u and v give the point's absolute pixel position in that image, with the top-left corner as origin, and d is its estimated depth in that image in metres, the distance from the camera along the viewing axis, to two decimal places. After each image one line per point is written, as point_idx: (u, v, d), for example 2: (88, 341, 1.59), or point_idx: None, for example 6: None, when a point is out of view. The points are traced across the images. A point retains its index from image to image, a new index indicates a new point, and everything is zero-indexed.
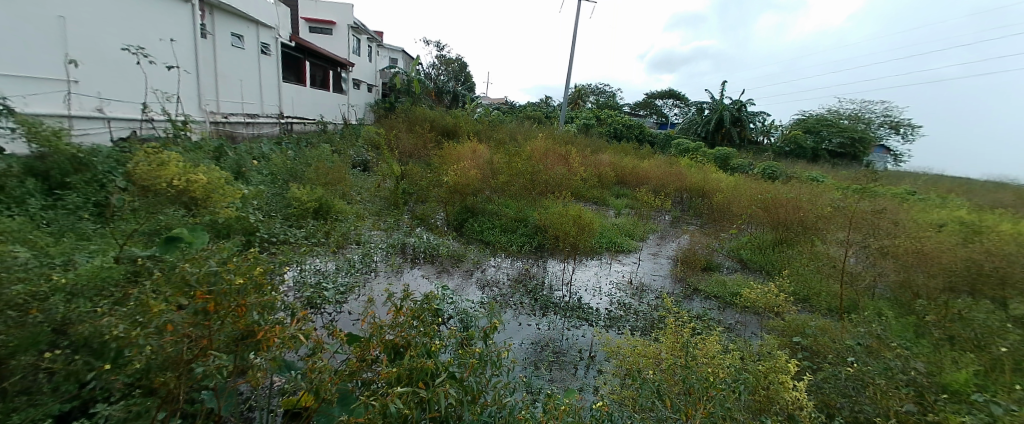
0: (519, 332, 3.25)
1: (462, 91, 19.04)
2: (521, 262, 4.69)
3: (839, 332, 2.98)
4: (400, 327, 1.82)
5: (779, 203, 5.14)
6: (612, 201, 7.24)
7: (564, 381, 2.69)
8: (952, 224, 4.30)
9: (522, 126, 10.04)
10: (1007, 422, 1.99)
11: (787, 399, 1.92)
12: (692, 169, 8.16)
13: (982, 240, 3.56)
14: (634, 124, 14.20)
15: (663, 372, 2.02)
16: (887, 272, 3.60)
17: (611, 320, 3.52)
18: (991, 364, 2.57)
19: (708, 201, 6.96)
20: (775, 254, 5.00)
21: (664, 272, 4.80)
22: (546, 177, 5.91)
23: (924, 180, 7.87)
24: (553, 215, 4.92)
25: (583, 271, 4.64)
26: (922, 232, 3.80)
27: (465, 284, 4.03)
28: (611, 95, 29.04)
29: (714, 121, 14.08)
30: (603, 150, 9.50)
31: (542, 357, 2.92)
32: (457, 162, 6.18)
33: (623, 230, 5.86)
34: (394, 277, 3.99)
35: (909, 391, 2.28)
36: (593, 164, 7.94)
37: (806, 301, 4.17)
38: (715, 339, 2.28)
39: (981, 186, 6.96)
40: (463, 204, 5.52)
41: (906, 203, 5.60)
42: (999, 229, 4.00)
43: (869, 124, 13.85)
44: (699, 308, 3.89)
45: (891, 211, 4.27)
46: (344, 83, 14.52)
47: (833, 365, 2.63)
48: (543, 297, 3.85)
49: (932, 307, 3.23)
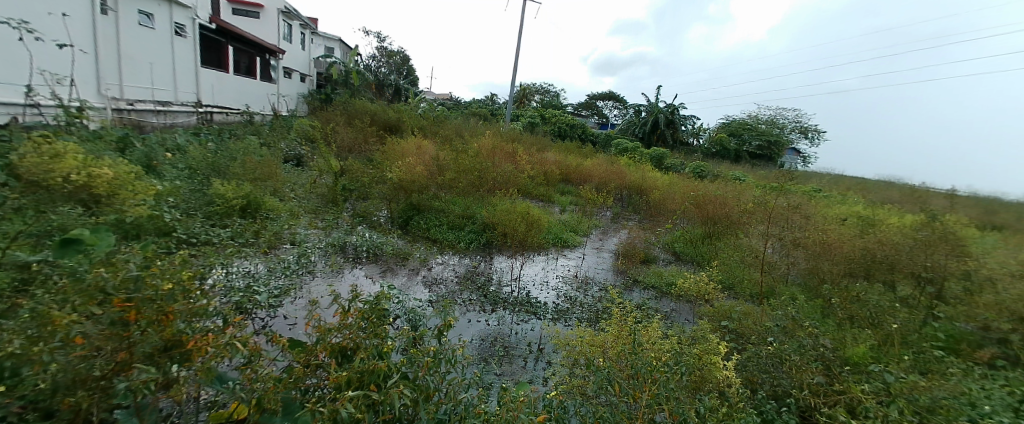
0: (469, 329, 3.24)
1: (404, 85, 18.39)
2: (469, 259, 4.68)
3: (760, 315, 3.32)
4: (348, 329, 1.73)
5: (709, 200, 5.60)
6: (557, 198, 7.43)
7: (513, 374, 2.73)
8: (851, 218, 4.96)
9: (468, 122, 9.93)
10: (897, 391, 2.46)
11: (719, 378, 2.20)
12: (631, 168, 8.59)
13: (875, 232, 4.18)
14: (577, 124, 14.65)
15: (611, 359, 2.09)
16: (799, 260, 4.21)
17: (558, 313, 3.63)
18: (883, 338, 3.12)
19: (646, 198, 7.34)
20: (704, 247, 5.39)
21: (607, 266, 5.02)
22: (493, 175, 5.87)
23: (829, 179, 8.98)
24: (501, 213, 4.93)
25: (531, 266, 4.72)
26: (828, 226, 4.41)
27: (414, 284, 3.92)
28: (554, 94, 29.76)
29: (650, 123, 14.94)
30: (547, 148, 9.68)
31: (493, 353, 2.94)
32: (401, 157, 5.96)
33: (568, 226, 6.04)
34: (333, 278, 3.78)
35: (818, 365, 2.66)
36: (540, 162, 8.06)
37: (732, 288, 4.52)
38: (655, 326, 2.44)
39: (871, 183, 8.07)
40: (408, 201, 5.35)
41: (813, 199, 6.34)
42: (887, 222, 4.68)
43: (783, 129, 15.55)
44: (639, 298, 4.13)
45: (803, 207, 4.84)
46: (273, 72, 13.48)
47: (756, 345, 2.94)
48: (492, 293, 3.88)
49: (836, 290, 3.73)
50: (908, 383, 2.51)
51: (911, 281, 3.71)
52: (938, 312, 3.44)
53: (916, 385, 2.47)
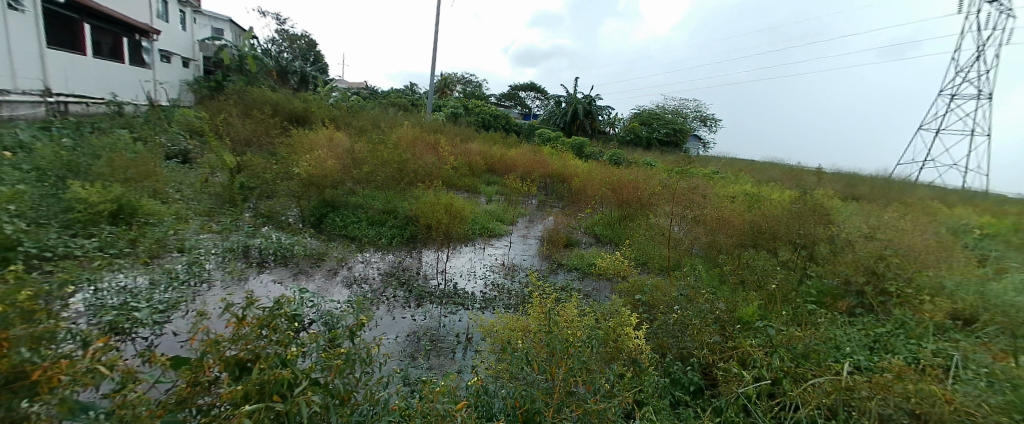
0: (394, 326, 3.12)
1: (312, 73, 16.94)
2: (393, 255, 4.52)
3: (668, 287, 3.63)
4: (244, 340, 1.56)
5: (623, 185, 6.01)
6: (483, 188, 7.44)
7: (442, 366, 2.69)
8: (741, 196, 5.63)
9: (385, 113, 9.45)
10: (777, 341, 2.88)
11: (631, 346, 2.48)
12: (553, 157, 8.84)
13: (757, 207, 4.85)
14: (500, 114, 14.71)
15: (531, 341, 2.13)
16: (700, 235, 4.63)
17: (486, 301, 3.64)
18: (767, 297, 3.60)
19: (568, 185, 7.61)
20: (621, 228, 5.76)
21: (533, 252, 5.15)
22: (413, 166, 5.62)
23: (724, 162, 10.08)
24: (423, 206, 4.74)
25: (458, 258, 4.67)
26: (722, 204, 4.96)
27: (332, 284, 3.69)
28: (476, 85, 29.55)
29: (570, 113, 15.52)
30: (471, 139, 9.60)
31: (420, 347, 2.87)
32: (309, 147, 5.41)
33: (494, 216, 6.06)
34: (235, 285, 3.40)
35: (716, 326, 3.00)
36: (464, 153, 7.96)
37: (644, 264, 4.93)
38: (573, 305, 2.55)
39: (757, 165, 9.23)
40: (321, 198, 5.04)
41: (712, 181, 7.07)
42: (769, 198, 5.39)
43: (686, 118, 17.14)
44: (563, 280, 4.31)
45: (701, 188, 5.40)
46: (148, 55, 11.63)
47: (664, 313, 3.22)
48: (418, 287, 3.78)
49: (729, 260, 4.23)
50: (788, 335, 2.90)
51: (789, 247, 4.30)
52: (810, 271, 4.08)
53: (798, 335, 2.88)
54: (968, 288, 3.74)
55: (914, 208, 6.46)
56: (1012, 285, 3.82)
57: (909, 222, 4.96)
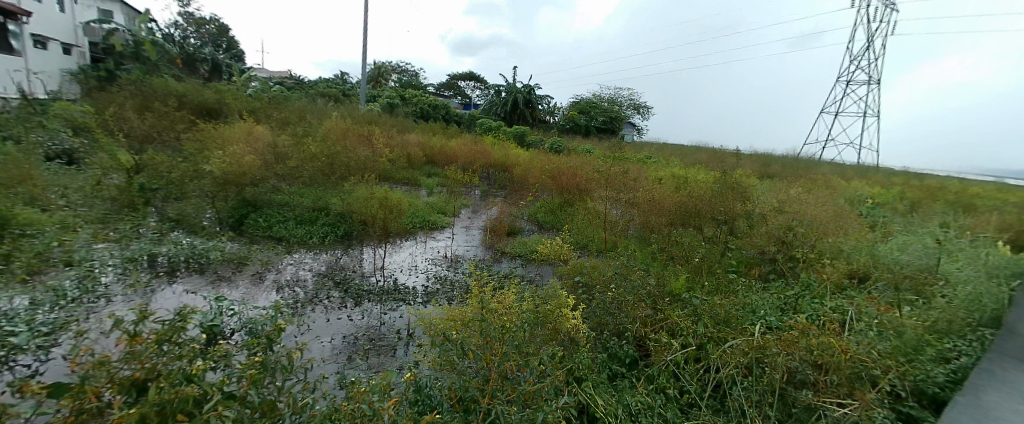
0: (329, 329, 2.96)
1: (228, 62, 15.46)
2: (327, 254, 4.29)
3: (605, 268, 3.79)
4: (139, 358, 1.39)
5: (562, 172, 6.16)
6: (423, 181, 7.28)
7: (383, 366, 2.58)
8: (669, 178, 6.02)
9: (313, 104, 8.87)
10: (700, 309, 3.12)
11: (568, 327, 2.58)
12: (494, 146, 8.81)
13: (682, 187, 5.26)
14: (439, 104, 14.38)
15: (465, 331, 2.11)
16: (634, 217, 4.89)
17: (428, 295, 3.56)
18: (694, 270, 3.94)
19: (510, 174, 7.63)
20: (562, 214, 5.87)
21: (476, 242, 5.12)
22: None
23: (657, 147, 10.66)
24: (357, 200, 4.55)
25: (398, 253, 4.53)
26: (653, 186, 5.30)
27: (259, 289, 3.43)
28: (413, 74, 28.63)
29: (510, 102, 15.56)
30: (408, 130, 9.30)
31: (357, 348, 2.75)
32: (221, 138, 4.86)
33: (436, 208, 5.95)
34: (141, 299, 3.06)
35: (647, 301, 3.19)
36: (401, 144, 7.70)
37: (585, 247, 5.05)
38: (511, 293, 2.57)
39: (684, 150, 9.88)
40: (241, 197, 4.71)
41: (646, 165, 7.43)
42: (694, 179, 5.79)
43: (621, 106, 17.88)
44: (507, 268, 4.34)
45: (633, 173, 5.73)
46: (15, 41, 9.95)
47: (600, 292, 3.37)
48: (355, 286, 3.62)
49: (660, 239, 4.50)
50: (706, 304, 3.16)
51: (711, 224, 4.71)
52: (732, 244, 4.40)
53: (716, 303, 3.16)
54: (858, 252, 4.28)
55: (816, 183, 7.24)
56: (893, 247, 4.41)
57: (812, 195, 5.56)
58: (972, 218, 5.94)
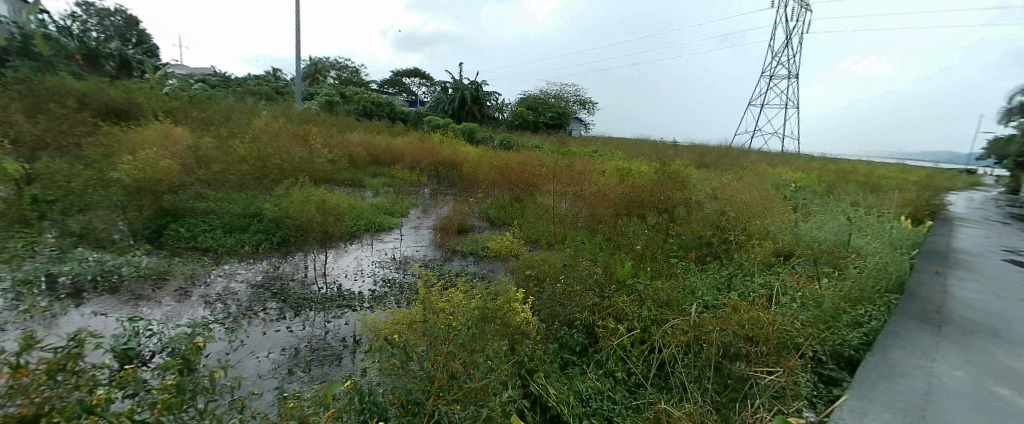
0: (265, 343, 2.78)
1: (139, 57, 13.98)
2: (263, 264, 4.03)
3: (554, 260, 3.86)
4: (24, 393, 1.22)
5: (511, 168, 6.15)
6: (367, 182, 7.09)
7: (327, 376, 2.46)
8: (612, 170, 6.27)
9: (242, 102, 8.25)
10: (644, 294, 3.28)
11: (518, 321, 2.61)
12: (442, 144, 8.68)
13: (626, 179, 5.51)
14: (383, 102, 13.92)
15: (408, 333, 2.06)
16: (581, 209, 5.10)
17: (375, 299, 3.44)
18: (638, 255, 4.15)
19: (459, 171, 7.56)
20: (512, 209, 5.91)
21: (426, 242, 5.03)
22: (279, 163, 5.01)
23: (602, 141, 11.02)
24: (291, 204, 4.26)
25: (343, 258, 4.34)
26: (598, 179, 5.52)
27: (184, 306, 3.15)
28: (355, 71, 27.51)
29: (458, 99, 15.41)
30: (350, 129, 8.92)
31: (298, 361, 2.60)
32: (131, 141, 4.37)
33: (382, 209, 5.77)
34: (39, 326, 2.70)
35: (595, 290, 3.30)
36: (343, 143, 7.37)
37: (536, 241, 5.14)
38: (458, 292, 2.54)
39: (627, 143, 10.29)
40: (158, 206, 4.30)
41: (593, 159, 7.65)
42: (637, 171, 6.05)
43: (568, 102, 18.29)
44: (458, 266, 4.29)
45: (579, 168, 5.93)
46: None
47: (550, 284, 3.44)
48: (295, 296, 3.42)
49: (607, 229, 4.65)
50: (648, 289, 3.33)
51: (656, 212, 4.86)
52: (672, 231, 4.67)
53: (658, 287, 3.32)
54: (781, 232, 4.69)
55: (746, 171, 7.81)
56: (812, 226, 4.87)
57: (741, 182, 5.99)
58: (873, 197, 6.72)
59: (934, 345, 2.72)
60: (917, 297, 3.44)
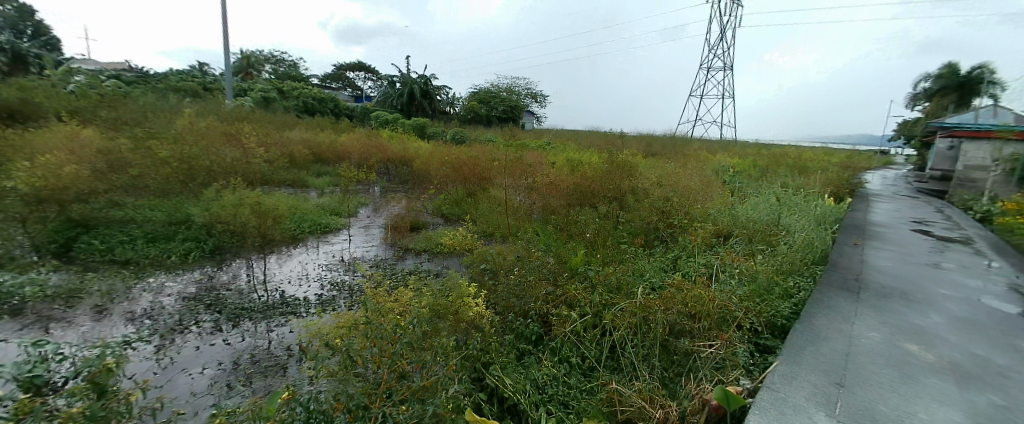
0: (199, 359, 2.58)
1: (33, 50, 12.37)
2: (196, 274, 3.74)
3: (508, 252, 3.87)
4: None
5: (463, 162, 6.10)
6: (312, 182, 6.84)
7: (270, 388, 2.33)
8: (563, 162, 6.42)
9: (163, 99, 7.54)
10: (596, 280, 3.39)
11: (471, 315, 2.61)
12: (391, 140, 8.43)
13: (578, 170, 5.63)
14: (326, 98, 13.30)
15: (352, 335, 1.98)
16: (536, 201, 5.22)
17: (322, 304, 3.30)
18: (591, 243, 4.25)
19: (410, 167, 7.39)
20: (466, 204, 5.86)
21: (377, 242, 4.88)
22: (209, 164, 4.67)
23: (554, 133, 11.20)
24: (223, 208, 4.00)
25: (286, 263, 4.12)
26: (550, 171, 5.62)
27: (102, 325, 2.86)
28: (294, 65, 26.04)
29: (406, 94, 15.02)
30: (290, 127, 8.44)
31: (237, 375, 2.44)
32: (29, 144, 3.86)
33: (328, 210, 5.54)
34: None
35: (548, 280, 3.36)
36: (282, 142, 6.97)
37: (491, 235, 5.09)
38: (407, 290, 2.49)
39: (577, 135, 10.54)
40: (67, 216, 3.83)
41: (545, 151, 7.76)
42: (586, 161, 6.22)
43: (519, 95, 18.38)
44: (412, 264, 4.20)
45: (530, 162, 6.02)
46: None
47: (505, 276, 3.45)
48: (232, 307, 3.20)
49: (560, 219, 4.75)
50: (599, 275, 3.44)
51: (606, 201, 5.11)
52: (622, 218, 4.83)
53: (608, 273, 3.45)
54: (721, 213, 4.98)
55: (688, 158, 8.24)
56: (748, 207, 5.23)
57: (685, 169, 6.30)
58: (800, 178, 7.30)
59: (852, 309, 3.02)
60: (838, 267, 3.81)
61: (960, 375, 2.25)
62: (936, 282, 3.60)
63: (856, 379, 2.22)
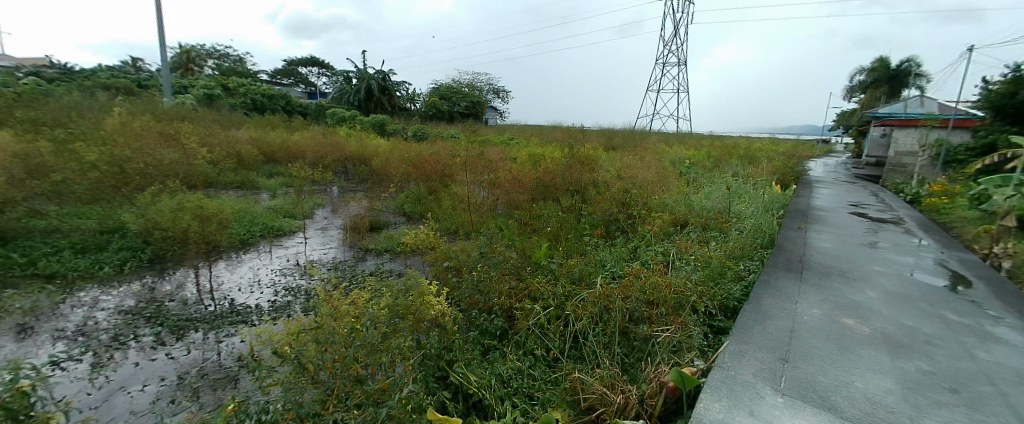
0: (139, 376, 2.41)
1: None
2: (135, 286, 3.48)
3: (472, 250, 3.83)
4: None
5: (424, 159, 5.98)
6: (262, 183, 6.52)
7: (219, 402, 2.21)
8: (524, 157, 6.46)
9: (88, 97, 6.91)
10: (558, 273, 3.44)
11: (432, 314, 2.58)
12: (348, 138, 8.16)
13: (541, 165, 5.67)
14: (276, 94, 12.68)
15: (302, 342, 1.91)
16: (500, 197, 5.23)
17: (276, 311, 3.16)
18: (553, 236, 4.31)
19: (369, 166, 7.19)
20: (427, 202, 5.79)
21: (335, 243, 4.73)
22: (142, 166, 4.33)
23: (517, 129, 11.24)
24: (158, 212, 3.67)
25: (237, 270, 3.91)
26: (512, 169, 5.67)
27: (25, 346, 2.61)
28: (240, 60, 24.63)
29: (363, 90, 14.59)
30: (236, 126, 7.99)
31: (182, 391, 2.29)
32: None
33: (281, 212, 5.32)
34: None
35: (512, 275, 3.37)
36: (228, 141, 6.61)
37: (455, 232, 5.06)
38: (363, 292, 2.42)
39: (538, 130, 10.63)
40: None
41: (508, 147, 7.77)
42: (548, 156, 6.28)
43: (481, 91, 18.29)
44: (374, 265, 4.10)
45: (492, 158, 6.01)
46: None
47: (469, 273, 3.44)
48: (176, 319, 3.01)
49: (522, 214, 4.78)
50: (561, 268, 3.50)
51: (567, 195, 5.17)
52: (584, 211, 4.91)
53: (569, 266, 3.51)
54: (677, 203, 5.16)
55: (646, 151, 8.49)
56: (702, 196, 5.45)
57: (643, 161, 6.49)
58: (750, 168, 7.70)
59: (796, 289, 3.23)
60: (784, 250, 4.05)
61: (891, 345, 2.46)
62: (873, 260, 3.91)
63: (799, 354, 2.38)
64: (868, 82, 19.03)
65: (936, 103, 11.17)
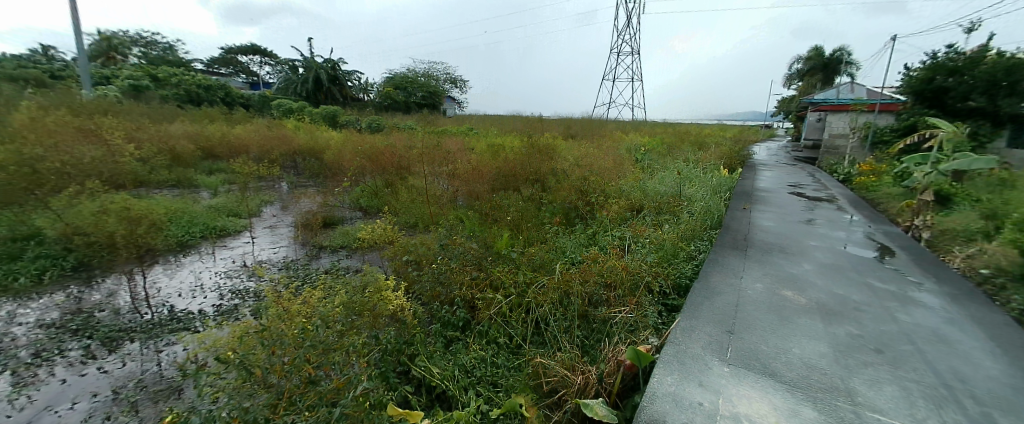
0: (66, 393, 2.22)
1: None
2: (58, 297, 3.18)
3: (432, 242, 3.78)
4: None
5: (380, 152, 5.79)
6: (201, 180, 6.08)
7: (160, 415, 2.07)
8: (482, 147, 6.42)
9: None
10: (519, 262, 3.47)
11: (390, 309, 2.54)
12: (296, 130, 7.76)
13: (500, 155, 5.67)
14: (214, 85, 11.81)
15: (248, 345, 1.82)
16: (459, 188, 5.17)
17: (221, 315, 2.98)
18: (513, 225, 4.31)
19: (320, 160, 6.89)
20: (384, 195, 5.63)
21: (286, 242, 4.52)
22: (58, 165, 3.90)
23: (475, 118, 11.14)
24: (82, 216, 3.39)
25: (177, 274, 3.66)
26: (471, 159, 5.63)
27: None
28: (171, 48, 22.71)
29: (311, 80, 13.90)
30: (169, 119, 7.39)
31: (116, 407, 2.13)
32: None
33: (224, 211, 5.01)
34: None
35: (473, 266, 3.36)
36: (159, 137, 6.11)
37: (414, 225, 4.97)
38: (315, 291, 2.34)
39: (496, 120, 10.59)
40: None
41: (467, 137, 7.69)
42: (505, 146, 6.28)
43: (438, 80, 17.93)
44: (329, 263, 3.96)
45: (450, 149, 5.91)
46: None
47: (430, 266, 3.40)
48: (107, 330, 2.78)
49: (482, 205, 4.75)
50: (521, 257, 3.53)
51: (527, 183, 5.20)
52: (544, 198, 4.95)
53: (529, 254, 3.56)
54: (632, 188, 5.33)
55: (603, 139, 8.69)
56: (656, 181, 5.66)
57: (599, 149, 6.63)
58: (699, 153, 8.08)
59: (741, 265, 3.45)
60: (731, 230, 4.30)
61: (825, 313, 2.69)
62: (810, 235, 4.23)
63: (743, 326, 2.55)
64: (806, 70, 20.36)
65: (864, 90, 12.15)
